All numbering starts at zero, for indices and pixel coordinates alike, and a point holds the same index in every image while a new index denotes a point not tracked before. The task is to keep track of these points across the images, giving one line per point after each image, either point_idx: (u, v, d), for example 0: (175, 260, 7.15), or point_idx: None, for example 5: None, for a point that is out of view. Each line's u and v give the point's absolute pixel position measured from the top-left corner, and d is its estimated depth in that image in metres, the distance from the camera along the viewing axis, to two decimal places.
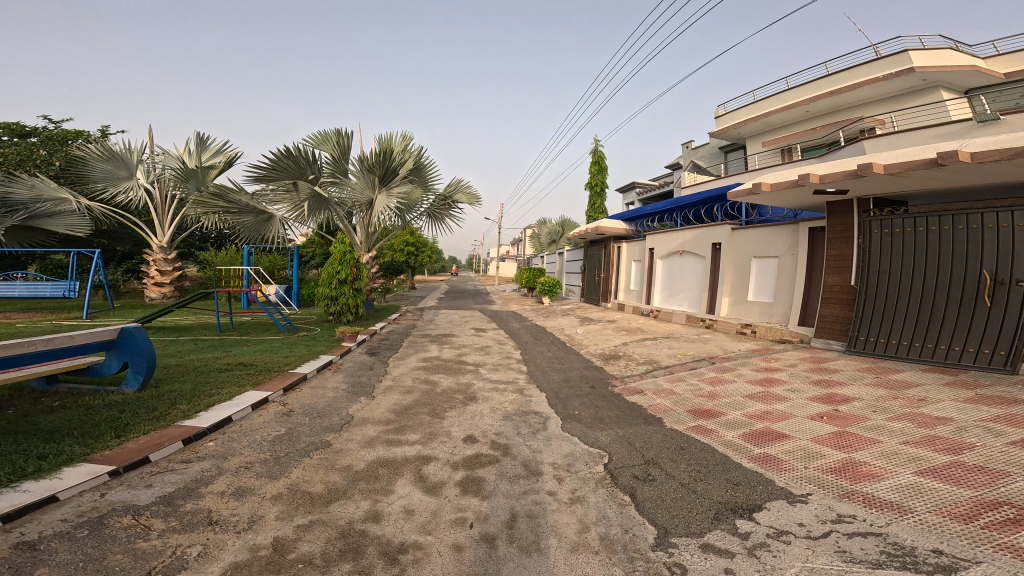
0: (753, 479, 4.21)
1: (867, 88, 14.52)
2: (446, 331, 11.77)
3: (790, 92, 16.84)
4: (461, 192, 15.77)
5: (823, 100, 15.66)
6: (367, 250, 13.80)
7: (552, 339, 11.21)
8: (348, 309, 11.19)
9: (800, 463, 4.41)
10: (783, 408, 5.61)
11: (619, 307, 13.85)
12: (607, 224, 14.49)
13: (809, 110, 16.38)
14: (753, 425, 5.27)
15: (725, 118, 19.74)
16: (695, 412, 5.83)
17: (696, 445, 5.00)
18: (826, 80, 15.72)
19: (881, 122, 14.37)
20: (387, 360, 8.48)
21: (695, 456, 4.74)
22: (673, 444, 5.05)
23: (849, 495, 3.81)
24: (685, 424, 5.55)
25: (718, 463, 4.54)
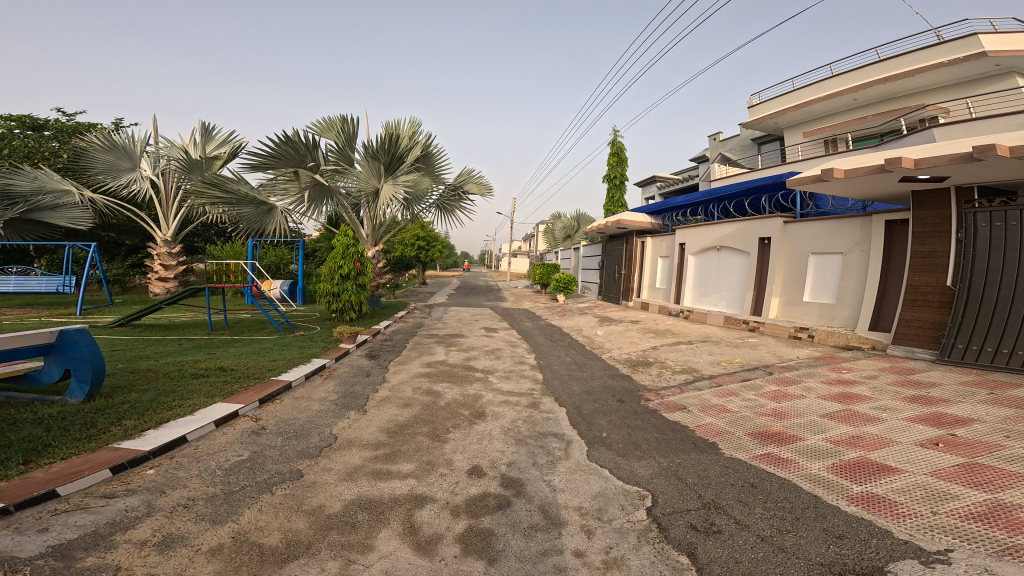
0: (860, 529, 3.07)
1: (930, 74, 12.67)
2: (453, 331, 10.83)
3: (836, 79, 15.02)
4: (472, 182, 14.75)
5: (875, 87, 13.80)
6: (373, 243, 12.90)
7: (571, 341, 10.11)
8: (352, 306, 10.24)
9: (923, 507, 3.22)
10: (877, 432, 4.36)
11: (642, 307, 12.57)
12: (629, 217, 13.15)
13: (858, 99, 14.51)
14: (841, 454, 4.09)
15: (759, 108, 18.01)
16: (760, 437, 4.66)
17: (771, 481, 3.85)
18: (880, 65, 13.89)
19: (944, 111, 12.48)
20: (385, 364, 7.57)
21: (773, 497, 3.61)
22: (739, 480, 3.92)
23: (1012, 552, 2.64)
24: (750, 452, 4.40)
25: (809, 509, 3.39)
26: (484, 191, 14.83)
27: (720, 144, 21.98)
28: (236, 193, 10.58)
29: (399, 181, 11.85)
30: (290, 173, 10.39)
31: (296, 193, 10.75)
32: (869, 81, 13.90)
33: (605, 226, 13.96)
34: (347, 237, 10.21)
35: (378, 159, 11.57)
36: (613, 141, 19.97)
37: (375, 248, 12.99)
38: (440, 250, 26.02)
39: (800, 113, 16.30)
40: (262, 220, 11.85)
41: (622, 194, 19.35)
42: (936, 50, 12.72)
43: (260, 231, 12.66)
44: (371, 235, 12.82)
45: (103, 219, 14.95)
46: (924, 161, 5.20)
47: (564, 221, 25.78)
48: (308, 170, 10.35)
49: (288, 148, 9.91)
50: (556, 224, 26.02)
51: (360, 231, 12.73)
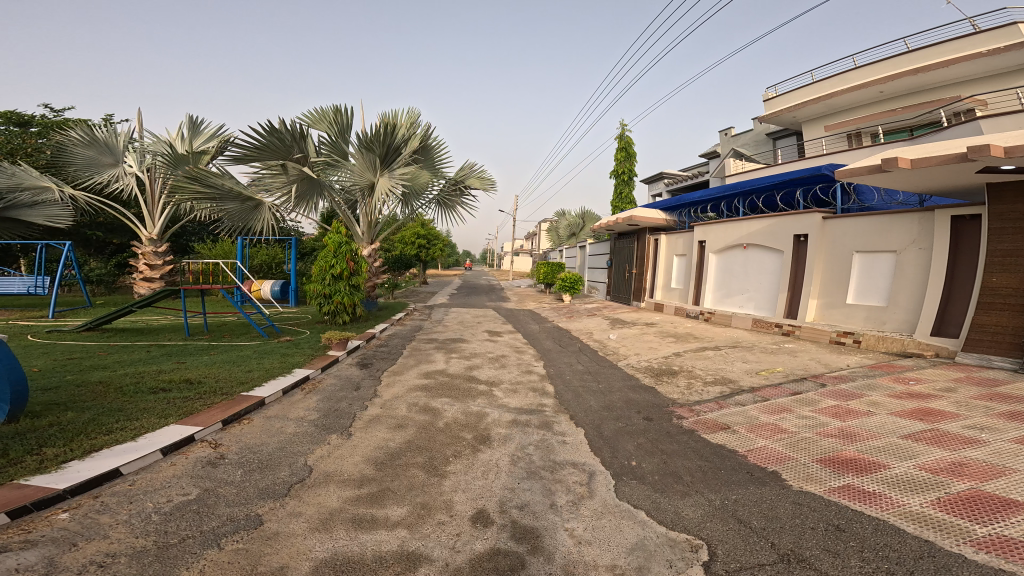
0: None
1: (966, 64, 11.79)
2: (454, 335, 10.00)
3: (859, 70, 14.08)
4: (473, 176, 13.92)
5: (903, 79, 12.90)
6: (369, 241, 11.99)
7: (583, 345, 9.27)
8: (347, 308, 9.39)
9: None
10: (985, 457, 3.56)
11: (656, 308, 11.69)
12: (642, 214, 12.06)
13: (884, 90, 13.57)
14: (948, 486, 3.30)
15: (774, 102, 17.03)
16: (832, 463, 3.87)
17: (860, 523, 3.05)
18: (908, 54, 12.90)
19: (981, 104, 11.62)
20: (377, 374, 6.76)
21: (873, 545, 2.81)
22: (820, 521, 3.12)
23: None
24: (824, 485, 3.60)
25: (928, 560, 2.60)
26: (487, 185, 14.00)
27: (732, 139, 20.99)
28: (218, 187, 9.61)
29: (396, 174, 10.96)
30: (277, 167, 9.43)
31: (285, 188, 9.80)
32: (898, 73, 12.95)
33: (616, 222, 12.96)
34: (340, 234, 9.40)
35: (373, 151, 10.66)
36: (620, 135, 18.95)
37: (372, 246, 12.04)
38: (441, 249, 25.16)
39: (819, 107, 15.33)
40: (248, 216, 10.88)
41: (630, 191, 18.30)
42: (970, 40, 11.80)
43: (247, 229, 11.72)
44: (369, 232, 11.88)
45: (85, 217, 14.18)
46: (1016, 150, 4.41)
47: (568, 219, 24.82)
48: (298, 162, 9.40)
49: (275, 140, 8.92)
50: (561, 223, 25.08)
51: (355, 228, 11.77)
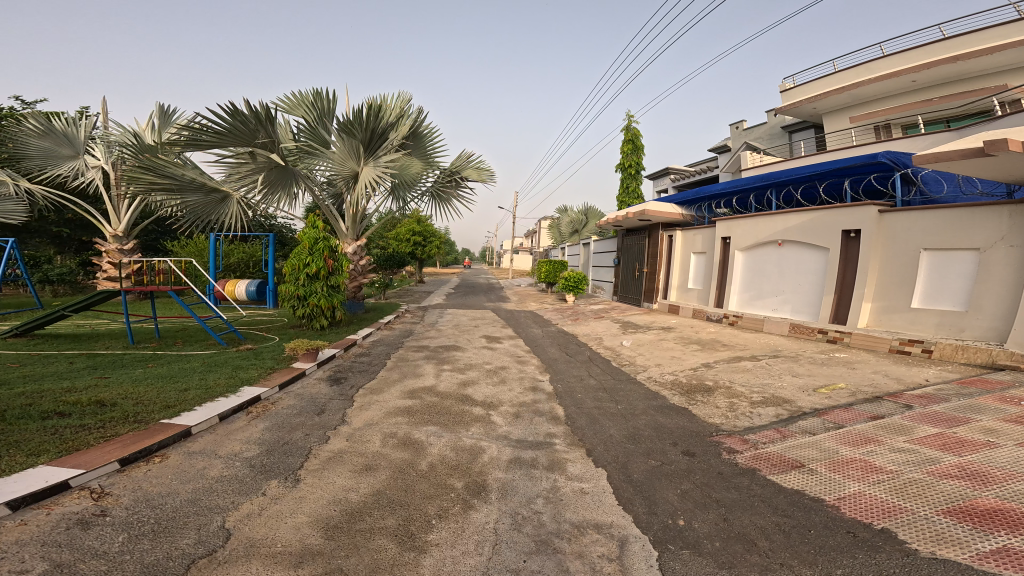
0: None
1: (1014, 50, 10.75)
2: (447, 342, 8.87)
3: (888, 59, 13.06)
4: (471, 167, 12.72)
5: (941, 68, 11.85)
6: (355, 238, 10.55)
7: (593, 353, 8.15)
8: (327, 310, 8.10)
9: None
10: None
11: (670, 310, 10.53)
12: (655, 208, 10.90)
13: (918, 80, 12.50)
14: None
15: (792, 93, 15.92)
16: (969, 520, 2.76)
17: None
18: (943, 42, 11.97)
19: None
20: (351, 392, 5.65)
21: None
22: None
23: None
24: (971, 549, 2.51)
25: None
26: (486, 177, 12.81)
27: (745, 133, 19.78)
28: (177, 176, 8.33)
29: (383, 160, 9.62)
30: (244, 153, 8.12)
31: (253, 177, 8.45)
32: (936, 60, 11.85)
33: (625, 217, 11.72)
34: (315, 227, 8.10)
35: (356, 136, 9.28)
36: (627, 126, 17.74)
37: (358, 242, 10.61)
38: (438, 246, 23.95)
39: (844, 97, 14.18)
40: (216, 209, 9.61)
41: (637, 184, 17.12)
42: (1016, 26, 10.86)
43: (217, 223, 10.48)
44: (354, 227, 10.48)
45: (45, 213, 12.98)
46: None
47: (570, 215, 23.65)
48: (269, 148, 8.08)
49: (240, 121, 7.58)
50: (563, 220, 23.92)
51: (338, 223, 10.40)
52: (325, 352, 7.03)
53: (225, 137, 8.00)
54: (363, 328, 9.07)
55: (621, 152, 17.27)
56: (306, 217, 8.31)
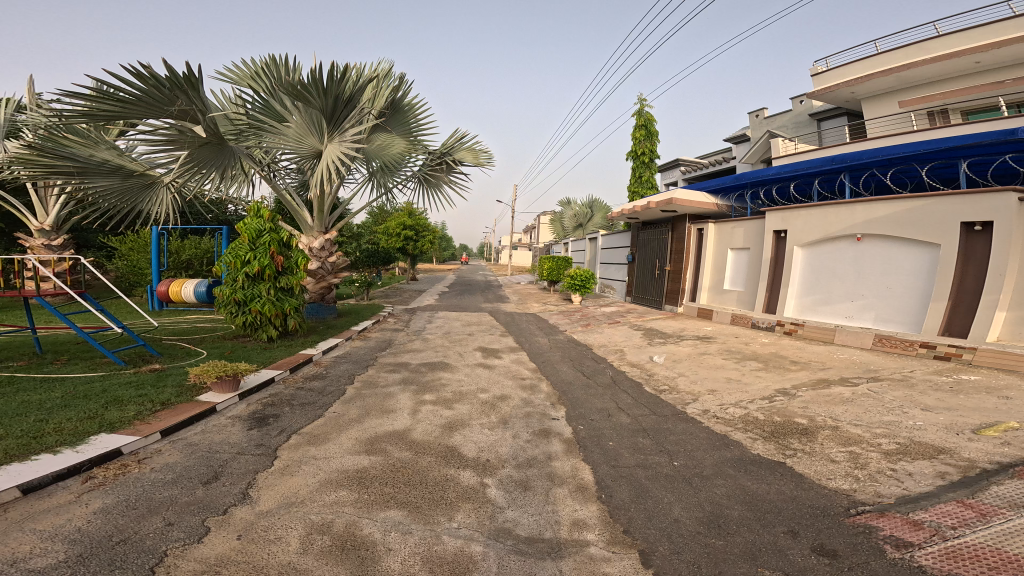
0: None
1: None
2: (432, 356, 7.13)
3: (946, 38, 11.45)
4: (465, 150, 10.74)
5: (1013, 47, 10.28)
6: (323, 230, 8.36)
7: (618, 372, 6.45)
8: (278, 315, 6.25)
9: None
10: None
11: (700, 316, 8.75)
12: (684, 195, 8.95)
13: (982, 61, 10.95)
14: None
15: (826, 77, 14.26)
16: None
17: None
18: (1015, 19, 10.38)
19: None
20: (276, 442, 3.91)
21: None
22: None
23: None
24: None
25: None
26: (483, 161, 10.81)
27: (766, 121, 17.99)
28: (83, 158, 6.40)
29: (348, 132, 7.55)
30: (167, 132, 6.10)
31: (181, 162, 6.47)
32: (1008, 38, 10.28)
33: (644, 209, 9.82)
34: (261, 219, 6.27)
35: (312, 103, 7.21)
36: (638, 111, 15.79)
37: (330, 234, 8.47)
38: (431, 242, 22.03)
39: (889, 80, 12.56)
40: (144, 196, 7.70)
41: (651, 174, 15.08)
42: None
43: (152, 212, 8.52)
44: (325, 218, 8.37)
45: None
46: None
47: (573, 209, 21.83)
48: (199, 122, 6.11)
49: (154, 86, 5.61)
50: (565, 214, 22.07)
51: (299, 214, 8.19)
52: (247, 380, 5.11)
53: (134, 106, 5.68)
54: (325, 339, 7.24)
55: (633, 140, 15.28)
56: (249, 207, 6.45)
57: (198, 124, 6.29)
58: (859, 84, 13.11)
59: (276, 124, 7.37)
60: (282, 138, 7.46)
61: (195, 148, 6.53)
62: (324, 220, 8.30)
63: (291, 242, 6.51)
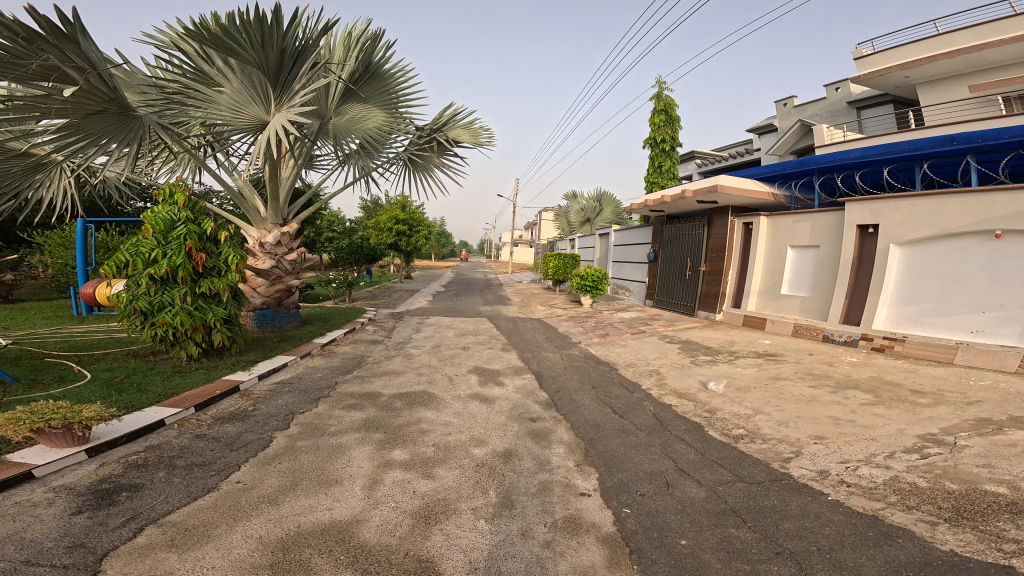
0: None
1: None
2: (413, 383, 5.48)
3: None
4: (459, 127, 8.93)
5: None
6: (279, 222, 6.65)
7: (663, 405, 4.84)
8: (198, 329, 4.63)
9: None
10: None
11: (748, 325, 7.20)
12: (730, 182, 7.16)
13: None
14: None
15: (873, 60, 12.53)
16: None
17: None
18: None
19: None
20: (111, 543, 2.40)
21: None
22: None
23: None
24: None
25: None
26: (483, 141, 9.00)
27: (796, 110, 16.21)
28: None
29: (297, 95, 5.79)
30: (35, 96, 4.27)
31: (62, 136, 4.73)
32: None
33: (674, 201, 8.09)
34: (176, 206, 4.65)
35: (245, 58, 5.44)
36: (656, 94, 13.79)
37: (289, 226, 6.77)
38: (426, 238, 20.25)
39: (951, 64, 10.86)
40: (32, 179, 5.87)
41: (673, 162, 13.10)
42: None
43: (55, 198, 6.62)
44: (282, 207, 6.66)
45: None
46: None
47: (579, 203, 20.05)
48: (76, 87, 4.33)
49: (4, 34, 3.87)
50: (571, 209, 20.31)
51: (248, 204, 6.49)
52: (96, 432, 3.41)
53: None
54: (270, 358, 5.61)
55: (651, 126, 13.30)
56: (159, 189, 4.79)
57: (78, 86, 4.47)
58: (915, 68, 11.39)
59: (204, 89, 5.64)
60: (213, 108, 5.73)
61: (80, 118, 4.74)
62: (279, 209, 6.58)
63: (225, 236, 4.93)
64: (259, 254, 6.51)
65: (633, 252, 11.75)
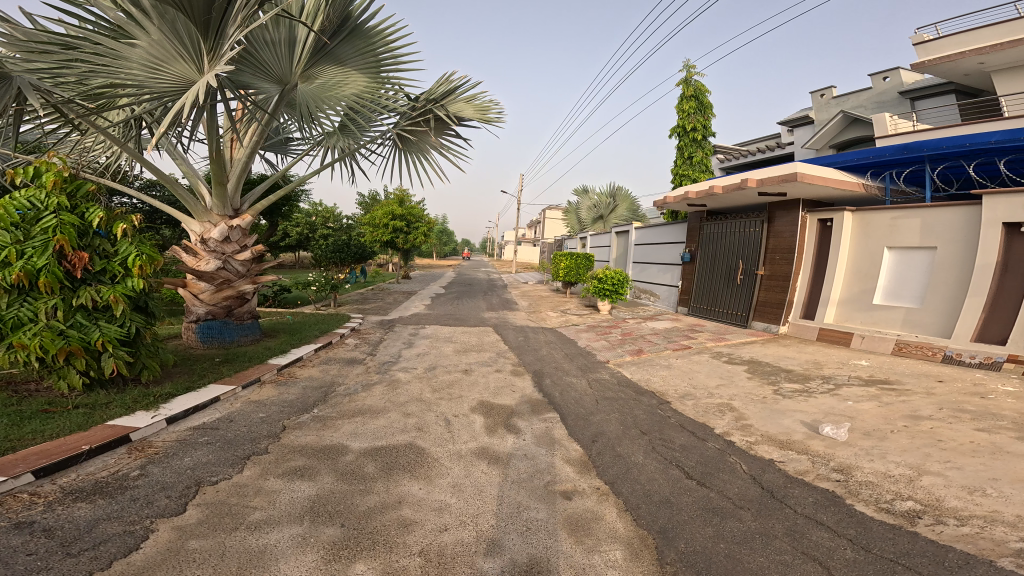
0: None
1: None
2: (402, 431, 4.07)
3: None
4: (461, 100, 7.44)
5: None
6: (230, 212, 5.25)
7: (762, 460, 3.48)
8: (76, 355, 3.21)
9: None
10: None
11: (827, 341, 5.91)
12: (809, 170, 5.68)
13: None
14: None
15: (936, 46, 11.03)
16: None
17: None
18: None
19: None
20: None
21: None
22: None
23: None
24: None
25: None
26: (489, 116, 7.52)
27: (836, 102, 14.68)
28: None
29: (233, 44, 4.29)
30: None
31: None
32: None
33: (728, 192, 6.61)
34: (43, 190, 3.30)
35: None
36: (684, 79, 12.18)
37: (242, 218, 5.35)
38: (424, 235, 18.76)
39: None
40: None
41: (705, 153, 11.56)
42: None
43: None
44: (231, 194, 5.26)
45: None
46: None
47: (591, 199, 18.63)
48: None
49: None
50: (582, 205, 18.82)
51: (186, 191, 5.09)
52: None
53: None
54: (196, 391, 4.19)
55: (679, 114, 11.74)
56: (19, 167, 3.45)
57: None
58: (991, 53, 9.91)
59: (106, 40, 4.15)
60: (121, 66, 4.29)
61: None
62: (227, 197, 5.16)
63: (122, 228, 3.56)
64: (201, 253, 5.09)
65: (659, 252, 10.28)
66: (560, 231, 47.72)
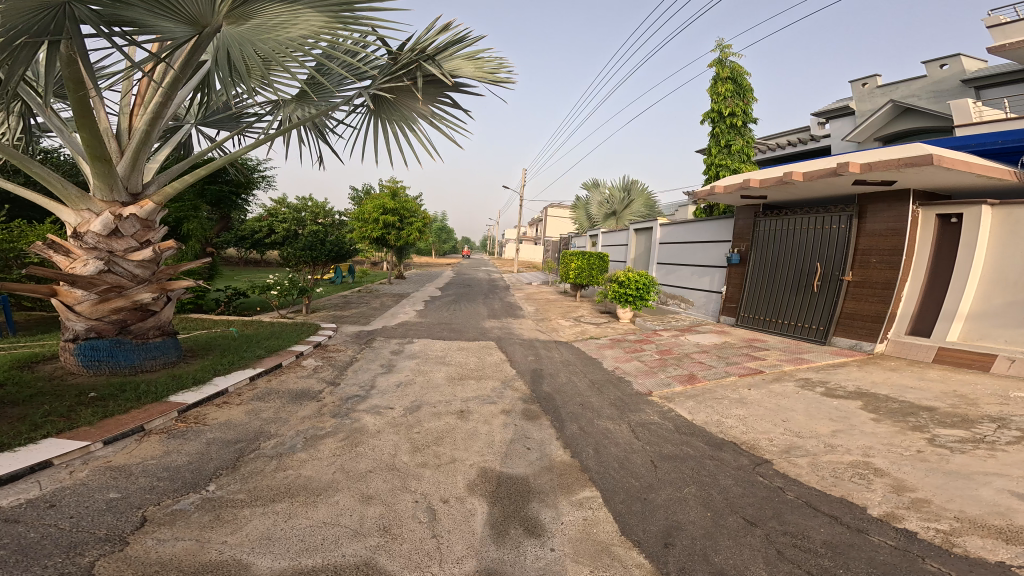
0: None
1: None
2: (369, 534, 2.53)
3: None
4: (459, 55, 5.80)
5: None
6: (113, 204, 3.78)
7: (989, 565, 2.10)
8: None
9: None
10: None
11: (949, 364, 4.70)
12: (954, 158, 4.12)
13: None
14: None
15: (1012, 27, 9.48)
16: None
17: None
18: None
19: None
20: None
21: None
22: None
23: None
24: None
25: None
26: (493, 74, 5.92)
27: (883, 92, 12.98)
28: None
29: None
30: None
31: None
32: None
33: (811, 178, 5.09)
34: None
35: None
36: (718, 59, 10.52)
37: (140, 205, 3.91)
38: (419, 232, 17.15)
39: None
40: None
41: (745, 142, 9.95)
42: None
43: None
44: (122, 174, 3.85)
45: None
46: None
47: (602, 194, 16.98)
48: None
49: None
50: (592, 200, 17.20)
51: (48, 167, 3.68)
52: None
53: None
54: (12, 454, 2.73)
55: (712, 99, 10.15)
56: None
57: None
58: None
59: None
60: None
61: None
62: (112, 176, 3.71)
63: None
64: (77, 253, 3.73)
65: (690, 252, 8.72)
66: (563, 230, 45.99)
